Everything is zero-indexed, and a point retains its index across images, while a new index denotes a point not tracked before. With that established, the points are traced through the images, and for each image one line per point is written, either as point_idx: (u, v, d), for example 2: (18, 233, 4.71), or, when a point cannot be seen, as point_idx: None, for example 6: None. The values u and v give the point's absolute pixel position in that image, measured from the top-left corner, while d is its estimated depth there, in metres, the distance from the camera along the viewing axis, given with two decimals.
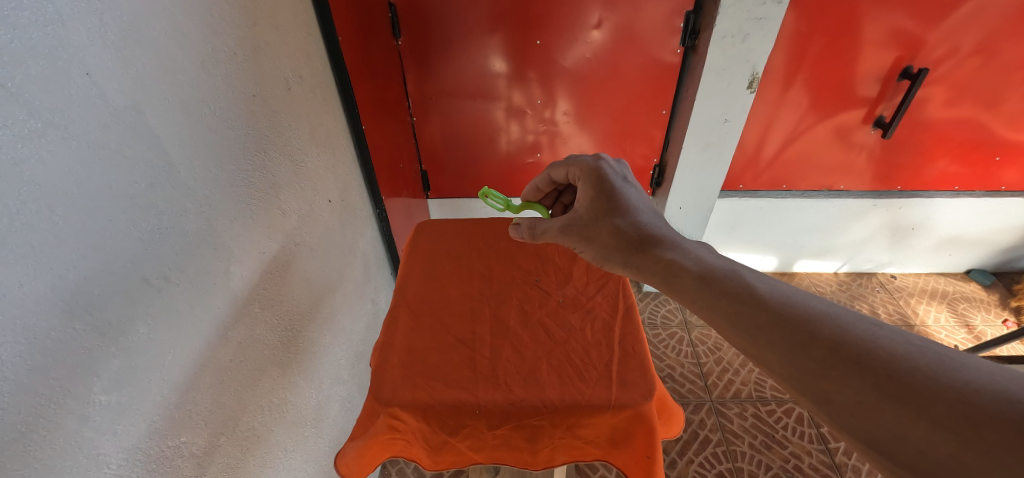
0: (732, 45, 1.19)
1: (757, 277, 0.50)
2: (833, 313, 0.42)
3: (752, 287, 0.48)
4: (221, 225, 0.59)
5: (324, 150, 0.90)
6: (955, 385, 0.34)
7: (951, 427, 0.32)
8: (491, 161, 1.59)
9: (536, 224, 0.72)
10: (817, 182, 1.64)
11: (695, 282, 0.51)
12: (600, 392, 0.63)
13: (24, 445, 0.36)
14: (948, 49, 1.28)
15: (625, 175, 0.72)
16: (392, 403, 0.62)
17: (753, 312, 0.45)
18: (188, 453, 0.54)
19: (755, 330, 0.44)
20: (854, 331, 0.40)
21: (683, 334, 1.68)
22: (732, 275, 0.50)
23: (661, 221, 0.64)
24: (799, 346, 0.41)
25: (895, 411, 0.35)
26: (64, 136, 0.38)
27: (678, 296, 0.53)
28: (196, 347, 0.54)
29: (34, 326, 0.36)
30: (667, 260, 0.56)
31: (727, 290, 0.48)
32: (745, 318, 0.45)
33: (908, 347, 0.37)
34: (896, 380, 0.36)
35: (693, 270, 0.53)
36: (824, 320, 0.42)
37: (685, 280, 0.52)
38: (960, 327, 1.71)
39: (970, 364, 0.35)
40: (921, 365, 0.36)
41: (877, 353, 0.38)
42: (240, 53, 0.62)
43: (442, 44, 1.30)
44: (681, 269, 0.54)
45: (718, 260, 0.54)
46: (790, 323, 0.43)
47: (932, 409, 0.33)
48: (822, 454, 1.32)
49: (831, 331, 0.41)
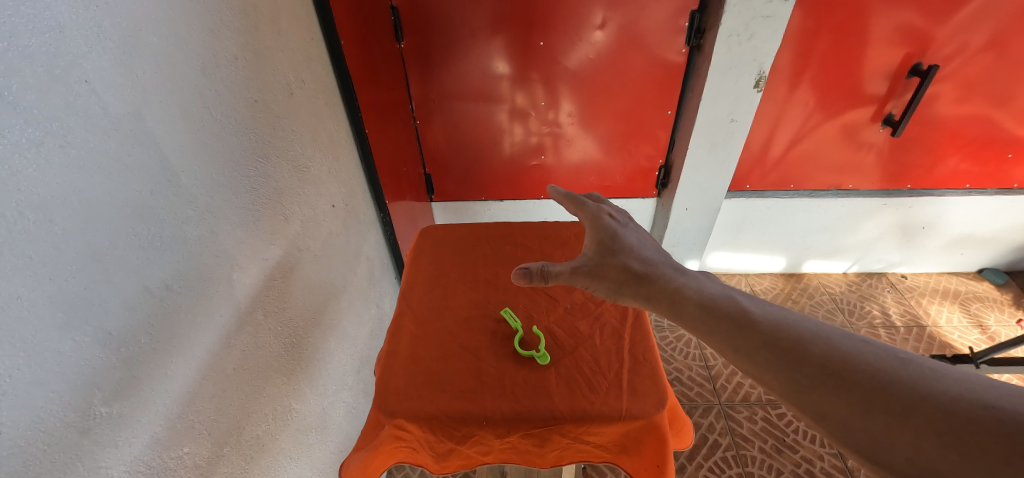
0: (738, 44, 1.18)
1: (752, 301, 0.49)
2: (823, 331, 0.42)
3: (747, 311, 0.47)
4: (223, 233, 0.58)
5: (327, 154, 0.89)
6: (937, 395, 0.34)
7: (934, 433, 0.32)
8: (494, 164, 1.58)
9: (547, 268, 0.64)
10: (826, 181, 1.61)
11: (698, 310, 0.50)
12: (610, 402, 0.62)
13: (23, 460, 0.35)
14: (958, 46, 1.26)
15: (624, 216, 0.72)
16: (396, 413, 0.61)
17: (748, 335, 0.44)
18: (192, 464, 0.53)
19: (750, 351, 0.44)
20: (844, 346, 0.40)
21: (690, 336, 1.67)
22: (728, 299, 0.50)
23: (665, 255, 0.63)
24: (792, 364, 0.40)
25: (881, 422, 0.34)
26: (62, 144, 0.37)
27: (683, 323, 0.52)
28: (199, 355, 0.53)
29: (32, 339, 0.36)
30: (673, 289, 0.55)
31: (725, 314, 0.48)
32: (741, 339, 0.45)
33: (893, 360, 0.37)
34: (883, 391, 0.35)
35: (695, 298, 0.52)
36: (813, 336, 0.42)
37: (689, 308, 0.51)
38: (973, 328, 1.68)
39: (948, 374, 0.35)
40: (904, 376, 0.36)
41: (862, 366, 0.37)
42: (242, 58, 0.62)
43: (445, 47, 1.29)
44: (685, 297, 0.53)
45: (718, 287, 0.53)
46: (783, 341, 0.42)
47: (915, 416, 0.33)
48: (834, 458, 1.29)
49: (820, 347, 0.40)
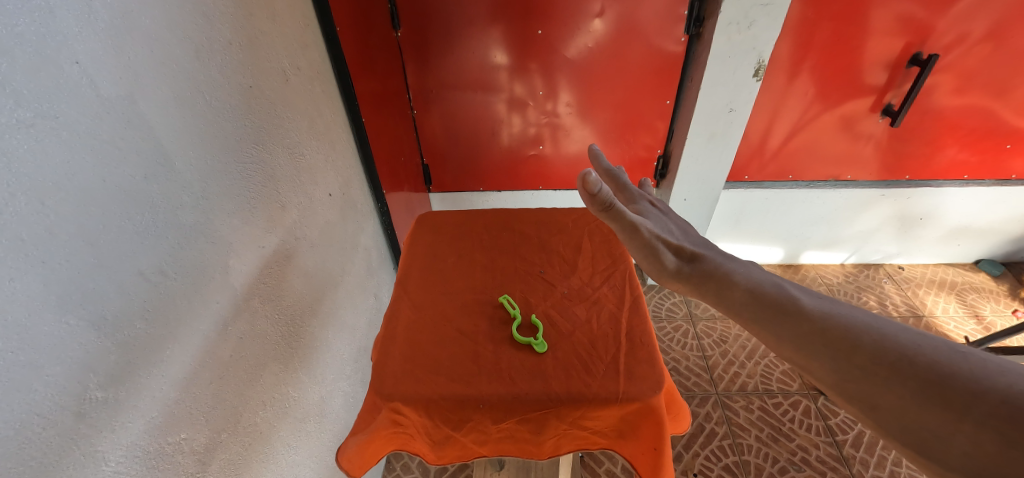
0: (737, 33, 1.17)
1: (802, 292, 0.48)
2: (877, 324, 0.41)
3: (798, 301, 0.47)
4: (219, 219, 0.58)
5: (323, 143, 0.88)
6: (999, 389, 0.33)
7: (996, 427, 0.31)
8: (492, 154, 1.57)
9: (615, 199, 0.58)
10: (824, 172, 1.61)
11: (745, 295, 0.50)
12: (608, 385, 0.62)
13: (19, 443, 0.35)
14: (958, 35, 1.25)
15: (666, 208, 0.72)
16: (392, 397, 0.61)
17: (794, 323, 0.44)
18: (189, 450, 0.53)
19: (799, 338, 0.43)
20: (898, 340, 0.39)
21: (688, 326, 1.68)
22: (775, 287, 0.49)
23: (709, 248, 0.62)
24: (842, 352, 0.40)
25: (938, 414, 0.34)
26: (54, 126, 0.37)
27: (725, 309, 0.51)
28: (196, 342, 0.53)
29: (26, 321, 0.35)
30: (720, 273, 0.54)
31: (774, 301, 0.47)
32: (790, 327, 0.44)
33: (954, 354, 0.36)
34: (940, 384, 0.35)
35: (743, 284, 0.51)
36: (865, 328, 0.41)
37: (735, 292, 0.50)
38: (969, 318, 1.69)
39: (1011, 369, 0.34)
40: (963, 370, 0.35)
41: (919, 359, 0.37)
42: (236, 43, 0.61)
43: (442, 35, 1.28)
44: (733, 282, 0.52)
45: (767, 275, 0.52)
46: (833, 332, 0.42)
47: (975, 410, 0.33)
48: (829, 446, 1.30)
49: (872, 338, 0.40)
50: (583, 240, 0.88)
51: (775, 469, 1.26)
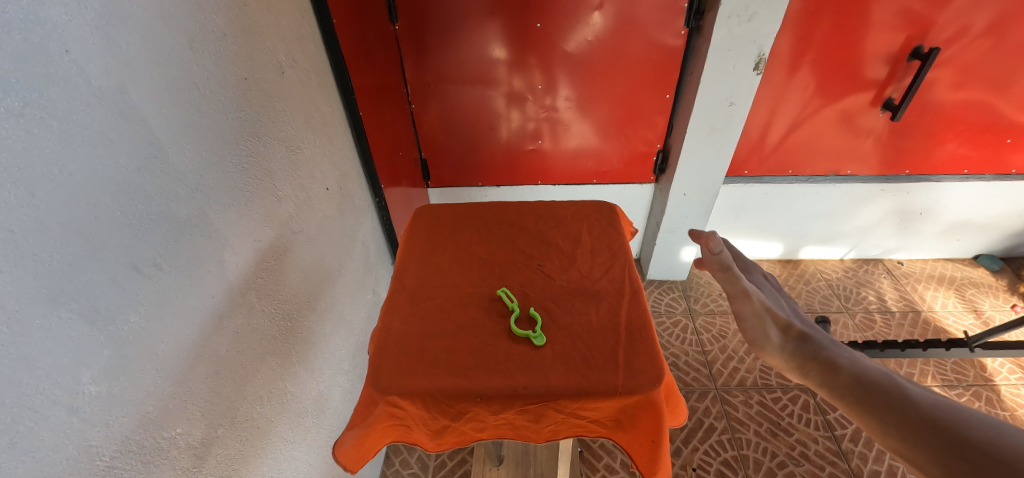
0: (738, 26, 1.16)
1: (919, 388, 0.49)
2: (994, 421, 0.41)
3: (909, 394, 0.48)
4: (214, 212, 0.57)
5: (320, 136, 0.88)
6: None
7: None
8: (491, 149, 1.56)
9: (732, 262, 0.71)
10: (824, 167, 1.61)
11: (849, 379, 0.53)
12: (606, 378, 0.62)
13: (10, 437, 0.34)
14: (958, 29, 1.25)
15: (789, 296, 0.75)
16: (389, 390, 0.61)
17: (899, 411, 0.46)
18: (186, 445, 0.52)
19: (904, 429, 0.45)
20: (1012, 438, 0.39)
21: (687, 322, 1.68)
22: (886, 378, 0.51)
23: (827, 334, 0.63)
24: (949, 446, 0.41)
25: None
26: (43, 116, 0.36)
27: (829, 391, 0.55)
28: (190, 336, 0.53)
29: (16, 313, 0.35)
30: (826, 357, 0.57)
31: (881, 390, 0.50)
32: (895, 418, 0.46)
33: None
34: None
35: (848, 370, 0.54)
36: (979, 426, 0.41)
37: (841, 376, 0.54)
38: (968, 313, 1.70)
39: None
40: None
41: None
42: (231, 33, 0.60)
43: (440, 29, 1.26)
44: (838, 367, 0.55)
45: (880, 367, 0.54)
46: (941, 425, 0.43)
47: None
48: (828, 441, 1.31)
49: (984, 434, 0.40)
50: (582, 233, 0.88)
51: (774, 463, 1.26)
